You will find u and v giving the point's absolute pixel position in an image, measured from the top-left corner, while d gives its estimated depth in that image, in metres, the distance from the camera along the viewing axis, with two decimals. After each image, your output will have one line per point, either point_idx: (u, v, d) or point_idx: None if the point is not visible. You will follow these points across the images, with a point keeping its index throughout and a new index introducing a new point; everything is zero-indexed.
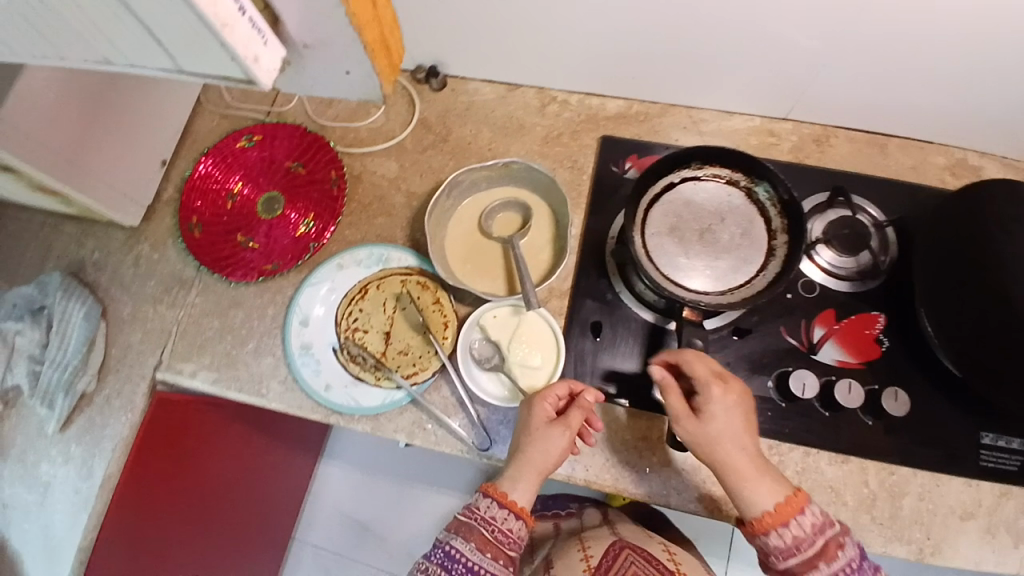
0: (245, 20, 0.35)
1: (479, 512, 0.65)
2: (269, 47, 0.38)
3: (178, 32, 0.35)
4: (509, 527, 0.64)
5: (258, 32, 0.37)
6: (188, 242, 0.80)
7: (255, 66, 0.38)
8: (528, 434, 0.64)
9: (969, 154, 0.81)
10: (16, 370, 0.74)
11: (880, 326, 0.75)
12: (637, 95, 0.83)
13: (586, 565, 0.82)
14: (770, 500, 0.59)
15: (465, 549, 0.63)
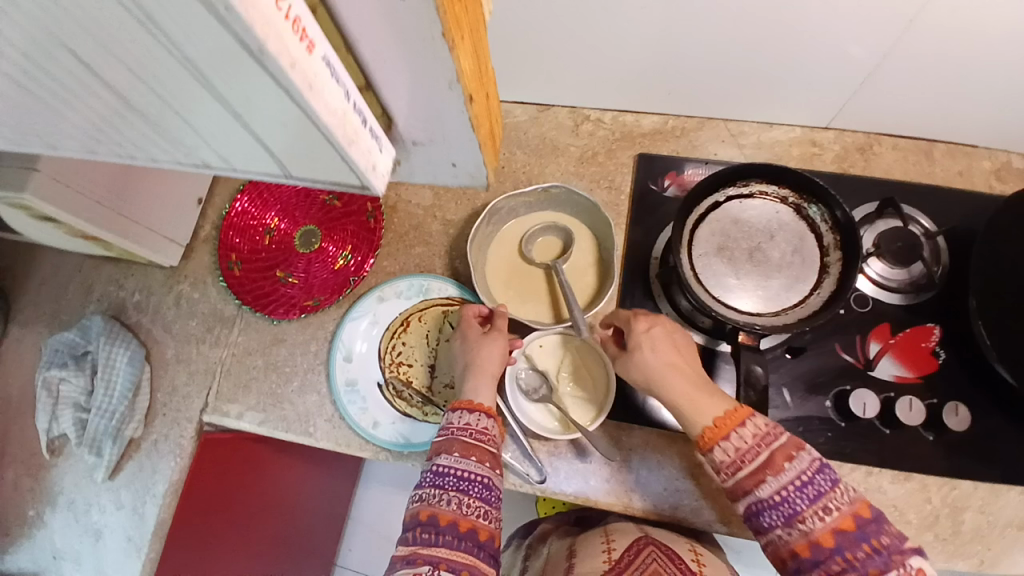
0: (365, 133, 0.33)
1: (452, 426, 0.62)
2: (385, 153, 0.35)
3: (298, 145, 0.32)
4: (486, 427, 0.62)
5: (375, 137, 0.34)
6: (229, 280, 0.80)
7: (374, 176, 0.34)
8: (477, 346, 0.67)
9: (1014, 157, 0.79)
10: (63, 420, 0.76)
11: (936, 339, 0.72)
12: (672, 111, 0.81)
13: (606, 558, 0.70)
14: (712, 414, 0.58)
15: (452, 462, 0.59)
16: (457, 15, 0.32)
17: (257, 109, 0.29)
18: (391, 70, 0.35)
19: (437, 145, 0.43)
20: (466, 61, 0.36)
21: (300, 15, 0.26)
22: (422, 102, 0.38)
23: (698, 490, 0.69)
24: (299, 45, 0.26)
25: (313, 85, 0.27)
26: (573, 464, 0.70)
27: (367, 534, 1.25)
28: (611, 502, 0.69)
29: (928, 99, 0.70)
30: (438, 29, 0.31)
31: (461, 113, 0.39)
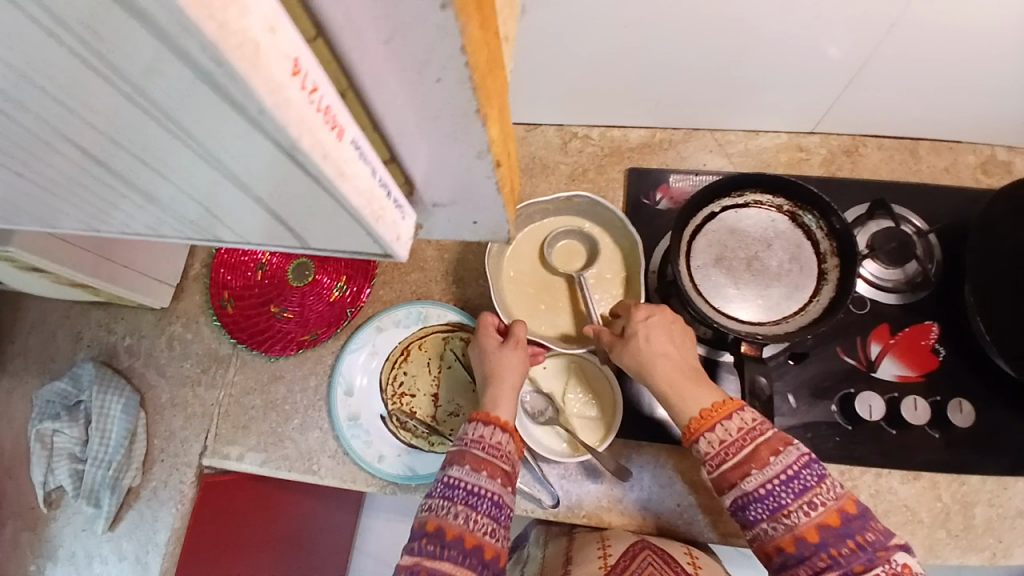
0: (393, 207, 0.31)
1: (466, 438, 0.61)
2: (409, 220, 0.33)
3: (319, 221, 0.30)
4: (499, 441, 0.60)
5: (399, 209, 0.32)
6: (222, 319, 0.78)
7: (399, 248, 0.32)
8: (490, 356, 0.66)
9: (998, 150, 0.80)
10: (59, 471, 0.75)
11: (934, 336, 0.73)
12: (659, 124, 0.82)
13: (603, 563, 0.63)
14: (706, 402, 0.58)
15: (463, 475, 0.58)
16: (489, 86, 0.27)
17: (282, 193, 0.27)
18: (418, 143, 0.30)
19: (461, 206, 0.37)
20: (494, 130, 0.30)
21: (332, 103, 0.24)
22: (446, 169, 0.33)
23: (711, 502, 0.69)
24: (332, 134, 0.24)
25: (346, 171, 0.25)
26: (584, 486, 0.70)
27: (376, 564, 1.21)
28: (625, 520, 0.69)
29: (914, 98, 0.70)
30: (474, 105, 0.27)
31: (487, 179, 0.34)
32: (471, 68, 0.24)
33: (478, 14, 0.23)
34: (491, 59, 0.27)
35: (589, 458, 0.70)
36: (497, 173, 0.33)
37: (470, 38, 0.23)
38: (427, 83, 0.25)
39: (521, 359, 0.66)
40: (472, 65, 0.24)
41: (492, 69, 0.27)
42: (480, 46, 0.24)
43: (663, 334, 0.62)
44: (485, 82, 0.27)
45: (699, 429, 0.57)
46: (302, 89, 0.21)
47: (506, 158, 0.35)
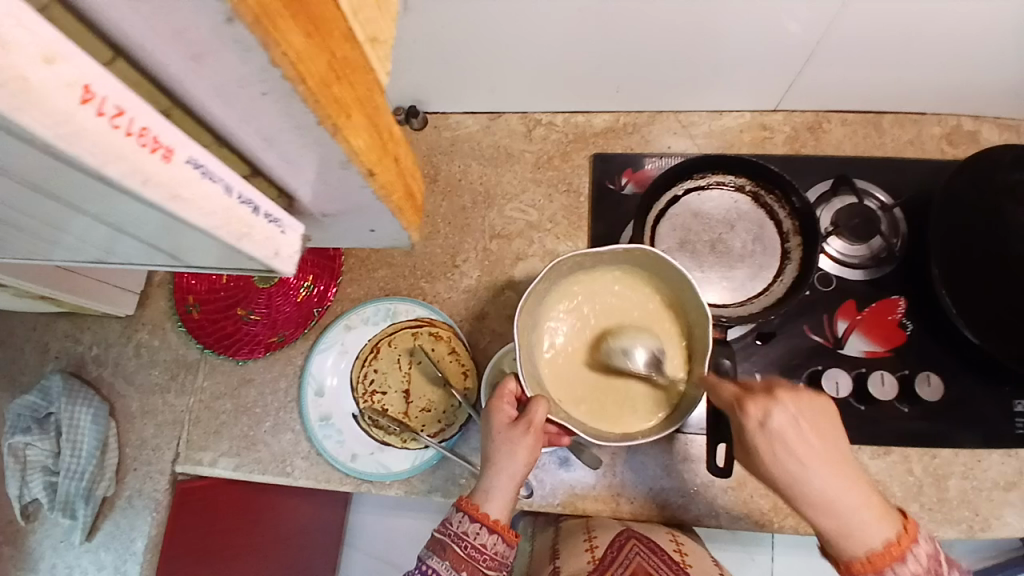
0: (261, 220, 0.31)
1: (451, 529, 0.58)
2: (289, 231, 0.33)
3: (187, 238, 0.30)
4: (483, 543, 0.57)
5: (275, 224, 0.32)
6: (188, 324, 0.78)
7: (277, 260, 0.33)
8: (495, 439, 0.58)
9: (965, 120, 0.79)
10: (32, 486, 0.71)
11: (902, 310, 0.73)
12: (623, 108, 0.81)
13: (590, 557, 0.66)
14: (878, 537, 0.47)
15: (441, 569, 0.57)
16: (338, 97, 0.29)
17: (131, 215, 0.27)
18: (273, 154, 0.32)
19: (349, 215, 0.41)
20: (358, 139, 0.32)
21: (155, 126, 0.23)
22: (324, 177, 0.35)
23: (683, 485, 0.69)
24: (154, 158, 0.24)
25: (181, 192, 0.25)
26: (558, 475, 0.70)
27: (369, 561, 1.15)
28: (598, 507, 0.69)
29: (875, 71, 0.70)
30: (311, 117, 0.28)
31: (362, 187, 0.35)
32: (293, 80, 0.25)
33: (305, 26, 0.25)
34: (340, 69, 0.28)
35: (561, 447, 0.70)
36: (371, 178, 0.35)
37: (284, 46, 0.24)
38: (253, 96, 0.27)
39: (533, 444, 0.57)
40: (293, 76, 0.25)
41: (344, 78, 0.29)
42: (312, 61, 0.26)
43: (813, 433, 0.48)
44: (327, 95, 0.28)
45: (880, 565, 0.47)
46: (100, 117, 0.21)
47: (386, 163, 0.35)
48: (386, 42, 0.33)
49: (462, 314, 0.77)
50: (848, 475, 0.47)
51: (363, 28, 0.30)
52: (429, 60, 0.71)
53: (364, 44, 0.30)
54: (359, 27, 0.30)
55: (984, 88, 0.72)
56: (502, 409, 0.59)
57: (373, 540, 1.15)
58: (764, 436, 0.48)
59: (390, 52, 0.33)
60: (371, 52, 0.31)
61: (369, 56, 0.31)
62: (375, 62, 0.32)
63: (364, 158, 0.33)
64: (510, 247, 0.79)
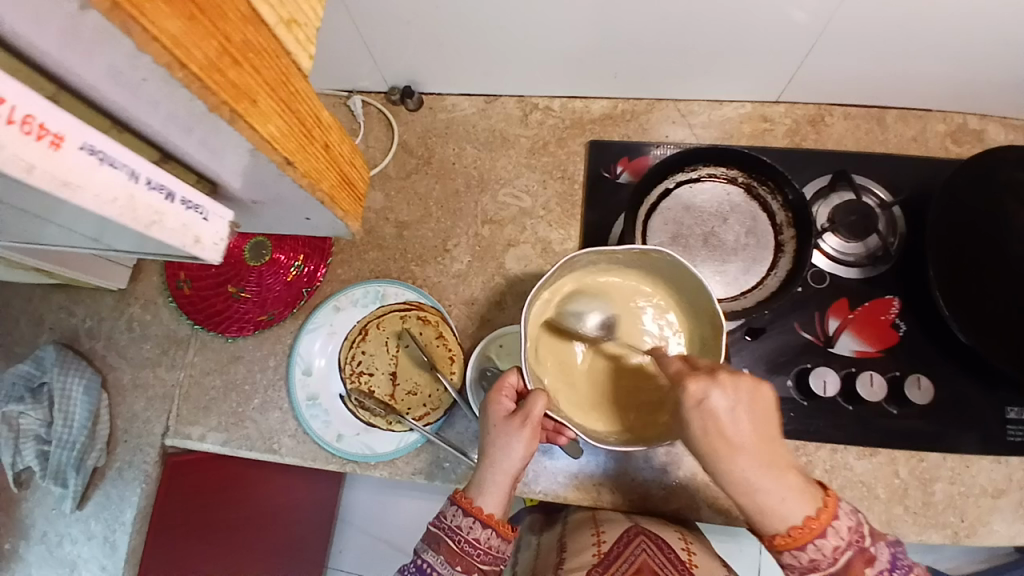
0: (177, 207, 0.29)
1: (445, 522, 0.58)
2: (213, 219, 0.31)
3: (99, 227, 0.28)
4: (477, 538, 0.57)
5: (195, 210, 0.30)
6: (178, 300, 0.78)
7: (198, 248, 0.30)
8: (492, 432, 0.58)
9: (970, 118, 0.77)
10: (25, 454, 0.71)
11: (895, 311, 0.72)
12: (621, 94, 0.80)
13: (595, 551, 0.63)
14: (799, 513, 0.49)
15: (435, 563, 0.58)
16: (236, 83, 0.28)
17: (28, 201, 0.25)
18: (182, 141, 0.30)
19: (277, 203, 0.40)
20: (270, 125, 0.31)
21: (40, 111, 0.21)
22: (244, 169, 0.34)
23: (665, 477, 0.70)
24: (39, 145, 0.22)
25: (75, 181, 0.23)
26: (540, 462, 0.71)
27: (361, 536, 1.16)
28: (580, 496, 0.70)
29: (879, 64, 0.68)
30: (201, 103, 0.27)
31: (282, 177, 0.34)
32: (169, 66, 0.24)
33: (182, 10, 0.25)
34: (240, 53, 0.28)
35: None
36: (289, 167, 0.34)
37: (153, 29, 0.23)
38: (135, 81, 0.25)
39: (528, 442, 0.57)
40: (171, 62, 0.24)
41: (246, 62, 0.29)
42: (197, 43, 0.25)
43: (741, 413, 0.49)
44: (221, 80, 0.27)
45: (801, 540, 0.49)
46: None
47: (330, 175, 0.39)
48: (307, 25, 0.33)
49: (452, 299, 0.77)
50: (771, 457, 0.49)
51: (274, 10, 0.31)
52: (424, 41, 0.70)
53: (275, 26, 0.31)
54: (269, 10, 0.30)
55: (989, 86, 0.70)
56: (499, 400, 0.59)
57: (367, 517, 1.17)
58: (698, 413, 0.48)
59: (313, 33, 0.34)
60: (287, 33, 0.32)
61: (284, 39, 0.32)
62: (293, 44, 0.33)
63: (279, 147, 0.32)
64: (502, 233, 0.79)
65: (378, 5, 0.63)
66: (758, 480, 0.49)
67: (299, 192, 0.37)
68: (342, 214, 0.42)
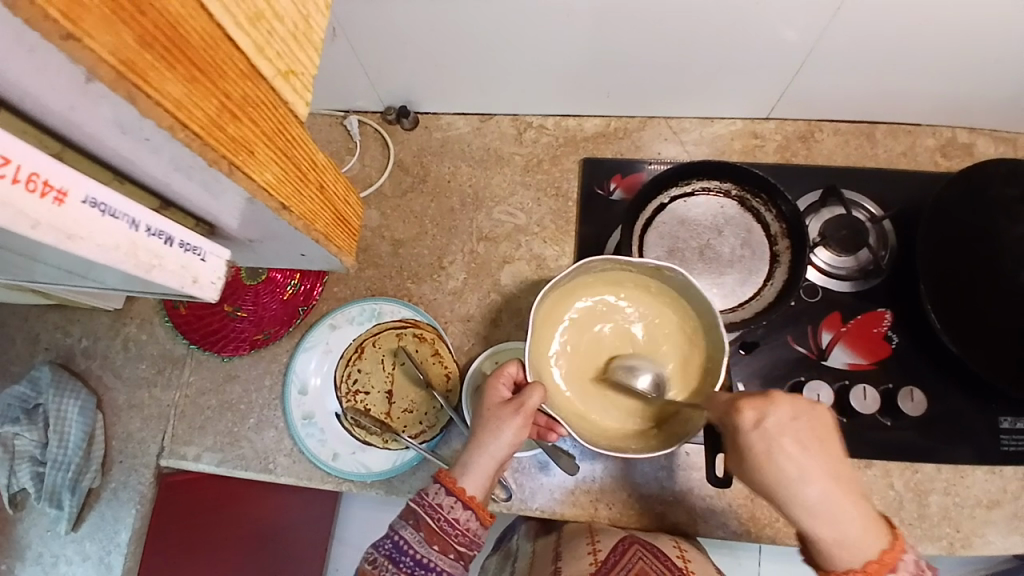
0: (175, 250, 0.29)
1: (427, 500, 0.58)
2: (212, 258, 0.31)
3: (90, 266, 0.28)
4: (457, 518, 0.57)
5: (192, 251, 0.30)
6: (174, 319, 0.77)
7: (196, 288, 0.31)
8: (483, 415, 0.59)
9: (959, 132, 0.78)
10: (20, 475, 0.71)
11: (888, 324, 0.73)
12: (613, 112, 0.81)
13: (592, 560, 0.62)
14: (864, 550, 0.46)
15: (414, 541, 0.57)
16: (233, 136, 0.28)
17: (31, 248, 0.26)
18: (181, 187, 0.31)
19: (275, 241, 0.40)
20: (265, 172, 0.32)
21: (44, 168, 0.22)
22: (240, 210, 0.34)
23: (661, 493, 0.70)
24: (42, 202, 0.22)
25: (78, 233, 0.24)
26: (536, 479, 0.70)
27: (358, 555, 1.15)
28: (576, 512, 0.70)
29: (868, 80, 0.69)
30: (201, 159, 0.27)
31: (277, 220, 0.35)
32: (171, 129, 0.25)
33: (183, 73, 0.25)
34: (238, 108, 0.29)
35: (540, 451, 0.71)
36: (284, 212, 0.34)
37: (156, 95, 0.23)
38: (138, 138, 0.26)
39: (519, 427, 0.57)
40: (173, 125, 0.25)
41: (245, 116, 0.29)
42: (197, 103, 0.26)
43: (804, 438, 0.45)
44: (220, 136, 0.27)
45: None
46: None
47: (324, 213, 0.39)
48: (305, 74, 0.33)
49: (447, 316, 0.77)
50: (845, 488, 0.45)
51: (273, 63, 0.31)
52: (419, 61, 0.71)
53: (272, 78, 0.31)
54: (267, 63, 0.30)
55: (977, 100, 0.71)
56: (497, 388, 0.60)
57: (364, 537, 1.16)
58: (760, 436, 0.45)
59: (310, 80, 0.34)
60: (285, 83, 0.32)
61: (282, 89, 0.32)
62: (291, 94, 0.33)
63: (274, 193, 0.32)
64: (496, 250, 0.79)
65: (374, 26, 0.64)
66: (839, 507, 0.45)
67: (294, 233, 0.37)
68: (336, 251, 0.42)
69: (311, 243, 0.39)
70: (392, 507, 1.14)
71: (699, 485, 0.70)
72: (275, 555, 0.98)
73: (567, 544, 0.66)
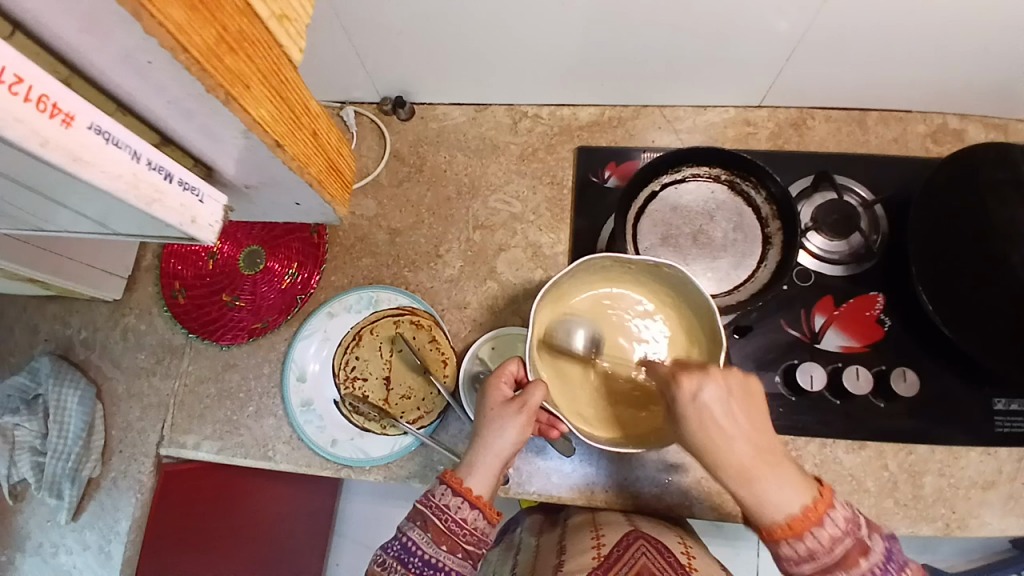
0: (174, 187, 0.29)
1: (434, 502, 0.58)
2: (210, 201, 0.32)
3: (93, 205, 0.29)
4: (464, 518, 0.58)
5: (191, 191, 0.30)
6: (174, 309, 0.78)
7: (195, 229, 0.31)
8: (488, 415, 0.59)
9: (950, 118, 0.79)
10: (20, 465, 0.72)
11: (879, 307, 0.74)
12: (608, 102, 0.81)
13: (596, 554, 0.63)
14: (794, 501, 0.48)
15: (422, 542, 0.58)
16: (231, 68, 0.29)
17: (42, 181, 0.26)
18: (179, 124, 0.32)
19: (274, 187, 0.41)
20: (261, 109, 0.32)
21: (51, 90, 0.23)
22: (238, 151, 0.35)
23: (658, 476, 0.70)
24: (53, 122, 0.23)
25: (85, 157, 0.25)
26: (534, 462, 0.71)
27: (356, 548, 1.15)
28: (573, 495, 0.70)
29: (858, 67, 0.70)
30: (199, 85, 0.28)
31: (271, 158, 0.35)
32: (173, 50, 0.25)
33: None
34: (236, 42, 0.29)
35: (537, 436, 0.72)
36: (278, 149, 0.34)
37: (160, 17, 0.24)
38: (142, 65, 0.26)
39: (523, 426, 0.57)
40: (174, 47, 0.25)
41: (241, 50, 0.30)
42: (197, 30, 0.26)
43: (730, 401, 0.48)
44: (219, 66, 0.28)
45: (802, 530, 0.47)
46: None
47: (318, 160, 0.40)
48: (298, 21, 0.34)
49: (445, 303, 0.78)
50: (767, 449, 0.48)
51: (267, 4, 0.31)
52: (414, 51, 0.71)
53: (268, 19, 0.31)
54: (262, 4, 0.31)
55: (967, 86, 0.72)
56: (498, 387, 0.60)
57: (363, 528, 1.16)
58: (695, 408, 0.48)
59: (303, 28, 0.34)
60: (279, 28, 0.33)
61: (276, 32, 0.32)
62: (286, 38, 0.33)
63: (270, 129, 0.33)
64: (493, 238, 0.80)
65: (370, 17, 0.65)
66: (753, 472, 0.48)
67: (288, 174, 0.38)
68: (329, 199, 0.43)
69: (305, 186, 0.40)
70: (390, 498, 1.15)
71: (696, 466, 0.70)
72: (273, 544, 0.98)
73: (570, 543, 0.67)
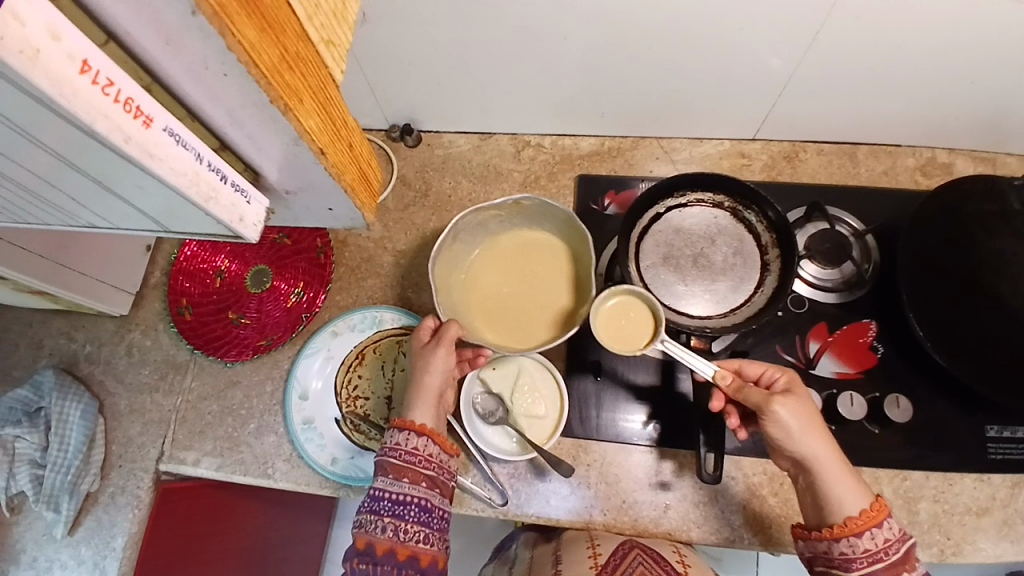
0: (228, 187, 0.31)
1: (386, 445, 0.61)
2: (255, 202, 0.34)
3: (152, 198, 0.31)
4: (417, 446, 0.61)
5: (240, 191, 0.32)
6: (180, 326, 0.79)
7: (242, 228, 0.33)
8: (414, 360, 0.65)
9: (938, 152, 0.82)
10: (20, 478, 0.72)
11: (872, 334, 0.75)
12: (608, 132, 0.84)
13: (593, 563, 0.66)
14: (853, 506, 0.55)
15: (386, 484, 0.59)
16: (289, 83, 0.31)
17: (112, 174, 0.29)
18: (235, 133, 0.34)
19: (310, 193, 0.42)
20: (310, 120, 0.34)
21: (136, 94, 0.25)
22: (283, 157, 0.37)
23: (655, 499, 0.71)
24: (134, 121, 0.25)
25: (157, 154, 0.27)
26: (533, 484, 0.72)
27: None
28: (572, 519, 0.70)
29: (847, 104, 0.73)
30: (265, 97, 0.30)
31: (315, 165, 0.37)
32: (248, 64, 0.28)
33: (258, 22, 0.28)
34: (293, 60, 0.31)
35: (536, 457, 0.73)
36: (322, 156, 0.36)
37: (239, 35, 0.26)
38: (215, 77, 0.29)
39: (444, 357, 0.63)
40: (248, 61, 0.28)
41: (298, 68, 0.32)
42: (265, 48, 0.29)
43: (796, 421, 0.55)
44: (280, 80, 0.30)
45: (856, 530, 0.54)
46: (93, 84, 0.23)
47: (352, 169, 0.42)
48: (341, 46, 0.36)
49: None
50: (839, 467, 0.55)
51: (318, 30, 0.33)
52: (425, 81, 0.75)
53: (317, 42, 0.34)
54: (314, 30, 0.33)
55: (953, 122, 0.75)
56: (419, 334, 0.66)
57: None
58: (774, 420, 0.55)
59: (346, 52, 0.37)
60: (326, 51, 0.35)
61: (324, 55, 0.35)
62: (331, 60, 0.36)
63: (316, 138, 0.35)
64: None
65: (387, 49, 0.68)
66: (832, 485, 0.55)
67: (327, 181, 0.40)
68: (360, 204, 0.44)
69: (340, 193, 0.42)
70: None
71: (693, 488, 0.71)
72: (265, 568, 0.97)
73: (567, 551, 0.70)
